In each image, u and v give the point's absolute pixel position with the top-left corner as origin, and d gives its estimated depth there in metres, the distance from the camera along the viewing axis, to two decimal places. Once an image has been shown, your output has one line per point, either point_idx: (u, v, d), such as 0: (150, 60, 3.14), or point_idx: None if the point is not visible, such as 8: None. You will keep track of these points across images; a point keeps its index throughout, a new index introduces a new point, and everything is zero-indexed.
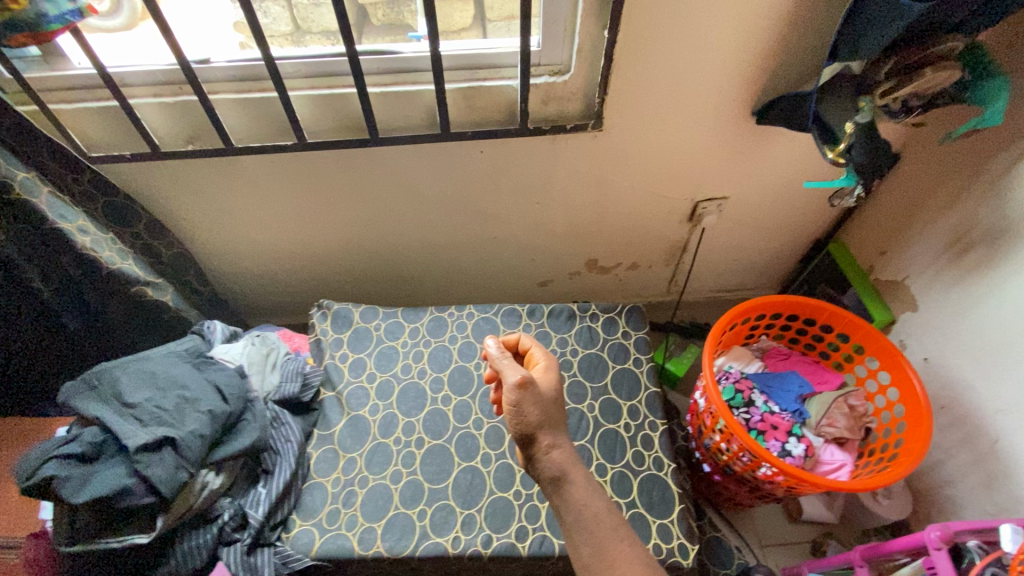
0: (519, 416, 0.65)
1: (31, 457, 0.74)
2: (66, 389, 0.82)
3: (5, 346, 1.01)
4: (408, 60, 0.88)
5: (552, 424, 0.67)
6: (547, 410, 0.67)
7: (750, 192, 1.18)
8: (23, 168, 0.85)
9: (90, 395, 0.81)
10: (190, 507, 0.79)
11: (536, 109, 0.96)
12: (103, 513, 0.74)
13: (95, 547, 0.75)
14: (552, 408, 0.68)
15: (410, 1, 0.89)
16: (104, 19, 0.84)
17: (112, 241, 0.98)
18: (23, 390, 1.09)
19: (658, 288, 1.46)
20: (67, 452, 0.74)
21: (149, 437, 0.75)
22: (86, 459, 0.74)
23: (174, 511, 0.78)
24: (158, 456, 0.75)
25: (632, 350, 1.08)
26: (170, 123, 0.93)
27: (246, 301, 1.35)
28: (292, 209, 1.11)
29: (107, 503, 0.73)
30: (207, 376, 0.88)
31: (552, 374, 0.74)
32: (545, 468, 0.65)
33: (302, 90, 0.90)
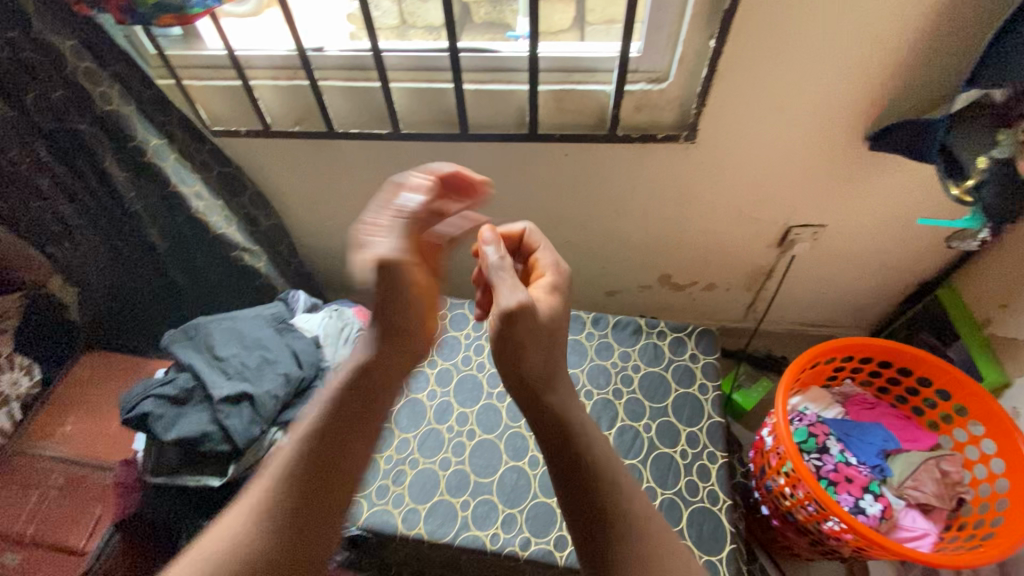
0: (503, 339, 0.62)
1: (136, 393, 0.84)
2: (167, 336, 0.92)
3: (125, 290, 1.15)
4: (506, 59, 0.89)
5: (539, 355, 0.63)
6: (536, 340, 0.63)
7: (852, 223, 1.09)
8: (156, 135, 0.94)
9: (187, 344, 0.90)
10: (259, 459, 0.86)
11: (628, 116, 0.94)
12: (188, 453, 0.83)
13: (175, 481, 0.84)
14: (543, 339, 0.64)
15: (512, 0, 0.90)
16: (236, 5, 0.92)
17: (221, 207, 1.08)
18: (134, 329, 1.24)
19: (733, 313, 1.39)
20: (162, 392, 0.83)
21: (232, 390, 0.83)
22: (178, 402, 0.83)
23: (245, 461, 0.85)
24: (236, 409, 0.83)
25: (698, 375, 1.03)
26: (283, 104, 1.01)
27: (328, 276, 1.44)
28: (380, 194, 1.17)
29: (190, 444, 0.81)
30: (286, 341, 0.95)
31: (553, 300, 0.68)
32: (539, 415, 0.62)
33: (403, 82, 0.94)
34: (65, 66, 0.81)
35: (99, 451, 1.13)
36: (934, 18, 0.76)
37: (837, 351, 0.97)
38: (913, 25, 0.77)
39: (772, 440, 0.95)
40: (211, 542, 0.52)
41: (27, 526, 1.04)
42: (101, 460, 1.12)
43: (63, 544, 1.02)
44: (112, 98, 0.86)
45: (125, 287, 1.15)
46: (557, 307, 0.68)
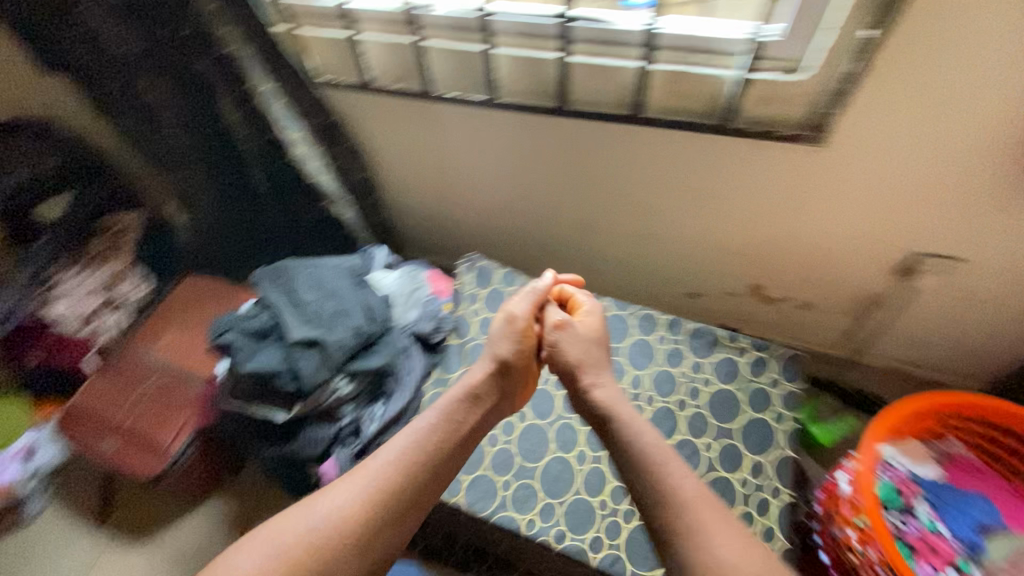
0: (560, 353, 0.84)
1: (223, 323, 0.90)
2: (258, 274, 0.98)
3: (227, 222, 1.24)
4: (618, 32, 0.81)
5: (592, 364, 0.82)
6: (588, 350, 0.84)
7: (995, 259, 0.94)
8: (267, 80, 0.98)
9: (273, 284, 0.95)
10: (321, 403, 0.91)
11: (748, 108, 0.84)
12: (260, 386, 0.89)
13: (247, 409, 0.90)
14: (594, 349, 0.84)
15: None
16: None
17: (319, 156, 1.12)
18: (230, 258, 1.34)
19: (826, 337, 1.26)
20: (247, 326, 0.88)
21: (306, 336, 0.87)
22: (258, 338, 0.89)
23: (309, 402, 0.89)
24: (308, 353, 0.87)
25: (775, 401, 0.95)
26: (387, 61, 1.00)
27: (407, 236, 1.47)
28: (469, 161, 1.15)
29: (264, 378, 0.86)
30: (360, 295, 0.98)
31: (592, 318, 0.89)
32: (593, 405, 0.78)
33: (506, 48, 0.89)
34: (191, 7, 0.86)
35: (189, 363, 1.23)
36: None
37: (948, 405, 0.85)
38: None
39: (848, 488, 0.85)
40: (341, 499, 0.65)
41: (127, 419, 1.17)
42: (188, 372, 1.22)
43: (152, 441, 1.14)
44: (230, 41, 0.91)
45: (227, 220, 1.24)
46: (595, 326, 0.88)
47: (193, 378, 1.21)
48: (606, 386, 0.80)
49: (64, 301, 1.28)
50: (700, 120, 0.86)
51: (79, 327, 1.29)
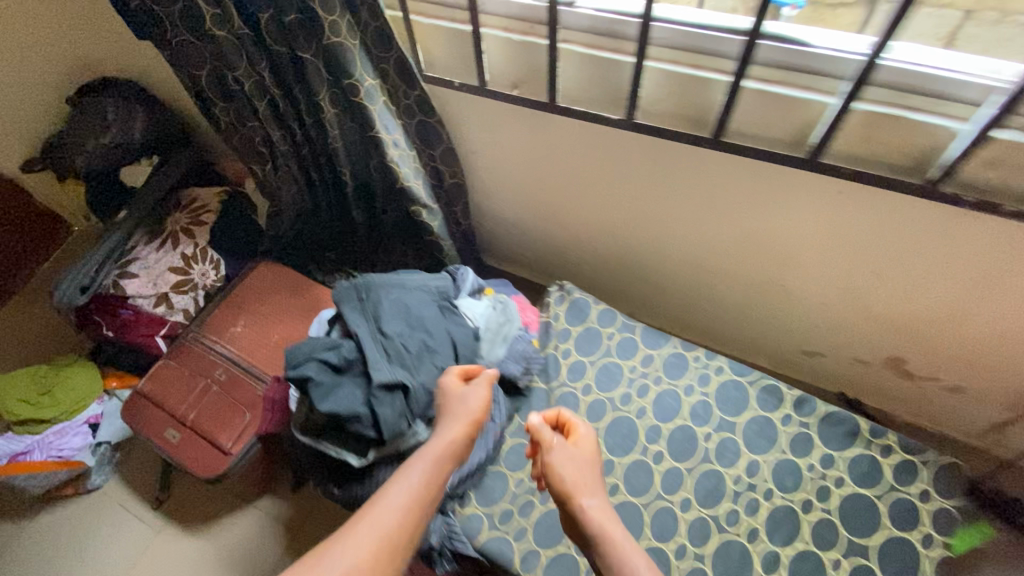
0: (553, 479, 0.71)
1: (299, 352, 0.83)
2: (337, 290, 0.88)
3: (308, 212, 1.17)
4: (819, 59, 0.65)
5: (586, 485, 0.70)
6: (582, 472, 0.71)
7: None
8: (371, 74, 0.86)
9: (356, 305, 0.85)
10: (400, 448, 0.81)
11: (969, 171, 0.66)
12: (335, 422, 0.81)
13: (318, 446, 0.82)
14: (586, 468, 0.72)
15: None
16: None
17: (414, 159, 1.01)
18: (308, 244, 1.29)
19: (969, 424, 1.07)
20: (326, 359, 0.79)
21: (390, 378, 0.77)
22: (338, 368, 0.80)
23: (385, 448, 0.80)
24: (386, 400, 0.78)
25: (925, 520, 0.79)
26: (507, 62, 0.86)
27: (490, 243, 1.35)
28: (578, 179, 1.01)
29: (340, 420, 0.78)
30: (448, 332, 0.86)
31: (581, 432, 0.77)
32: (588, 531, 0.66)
33: (662, 63, 0.74)
34: None
35: (256, 361, 1.17)
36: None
37: None
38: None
39: None
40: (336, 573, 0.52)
41: (191, 411, 1.14)
42: (254, 369, 1.16)
43: (213, 439, 1.10)
44: (340, 30, 0.78)
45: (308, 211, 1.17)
46: (582, 438, 0.76)
47: (258, 377, 1.15)
48: (599, 504, 0.68)
49: (140, 278, 1.26)
50: (898, 178, 0.69)
51: (153, 307, 1.25)
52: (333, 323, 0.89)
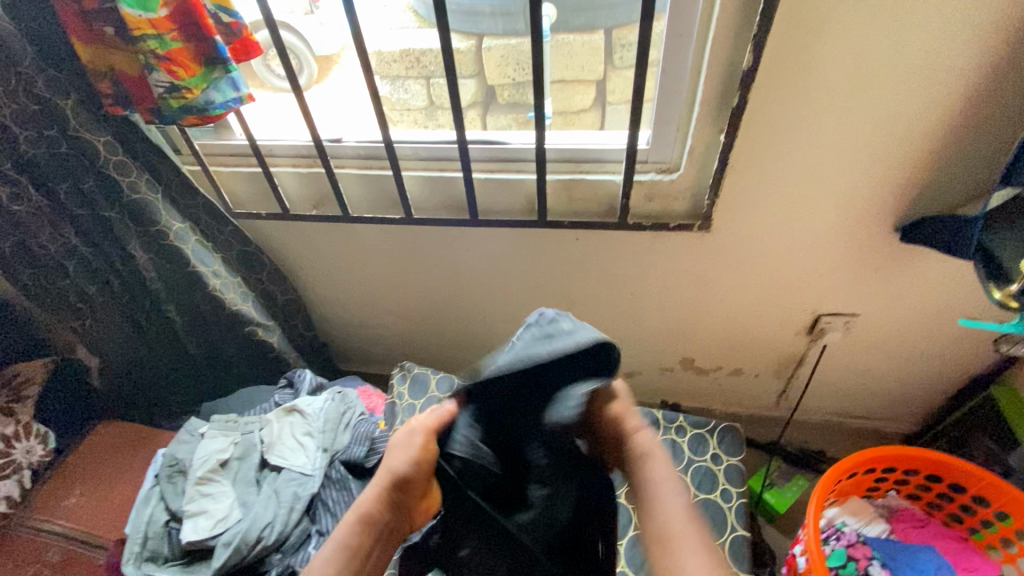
0: None
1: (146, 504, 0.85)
2: (195, 423, 0.94)
3: (139, 374, 1.15)
4: (514, 150, 0.93)
5: None
6: None
7: (887, 315, 1.01)
8: (178, 219, 0.99)
9: (218, 429, 0.94)
10: (256, 537, 0.81)
11: (638, 205, 0.92)
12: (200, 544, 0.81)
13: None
14: None
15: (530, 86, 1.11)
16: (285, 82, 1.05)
17: (238, 284, 1.11)
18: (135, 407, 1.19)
19: (764, 400, 1.28)
20: (171, 499, 0.84)
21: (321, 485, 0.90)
22: (180, 476, 0.87)
23: (234, 542, 0.80)
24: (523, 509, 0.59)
25: (720, 478, 0.94)
26: (303, 190, 1.06)
27: (342, 346, 1.45)
28: (392, 272, 1.19)
29: (269, 517, 0.84)
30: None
31: None
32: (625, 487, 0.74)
33: (415, 171, 0.98)
34: (97, 161, 0.86)
35: (99, 529, 0.98)
36: (970, 102, 0.71)
37: (874, 462, 0.87)
38: (946, 111, 0.72)
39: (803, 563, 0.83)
40: None
41: None
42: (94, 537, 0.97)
43: None
44: (139, 186, 0.91)
45: (139, 372, 1.15)
46: None
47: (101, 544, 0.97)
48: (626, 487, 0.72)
49: None
50: (600, 220, 0.95)
51: None
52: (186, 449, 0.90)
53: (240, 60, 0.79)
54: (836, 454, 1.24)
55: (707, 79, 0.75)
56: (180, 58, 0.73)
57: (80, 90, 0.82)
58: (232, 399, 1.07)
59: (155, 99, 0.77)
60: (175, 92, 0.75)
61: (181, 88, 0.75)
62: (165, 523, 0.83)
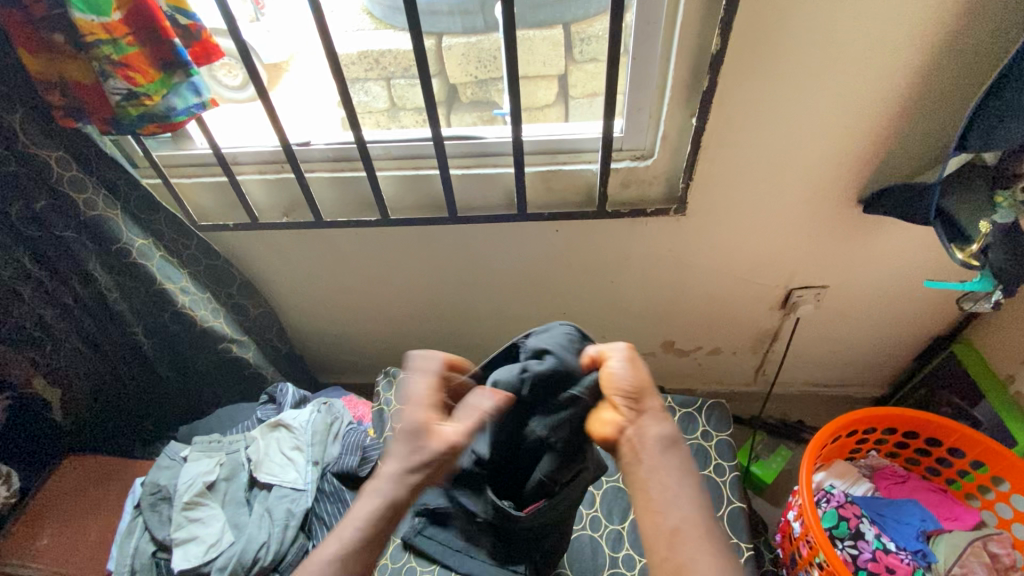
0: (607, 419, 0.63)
1: (129, 537, 0.81)
2: (174, 446, 0.90)
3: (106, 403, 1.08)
4: (490, 144, 0.92)
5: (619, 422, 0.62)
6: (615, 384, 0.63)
7: (854, 284, 1.06)
8: (141, 235, 0.94)
9: (200, 451, 0.89)
10: (252, 558, 0.78)
11: (616, 192, 0.94)
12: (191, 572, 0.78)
13: None
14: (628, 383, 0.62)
15: (496, 83, 1.11)
16: (236, 92, 1.00)
17: (208, 300, 1.06)
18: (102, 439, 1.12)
19: (742, 377, 1.32)
20: (156, 529, 0.81)
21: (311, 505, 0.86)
22: (164, 504, 0.83)
23: (229, 566, 0.77)
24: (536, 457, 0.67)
25: (713, 454, 0.96)
26: (271, 197, 1.03)
27: (320, 358, 1.41)
28: (369, 277, 1.17)
29: (261, 538, 0.80)
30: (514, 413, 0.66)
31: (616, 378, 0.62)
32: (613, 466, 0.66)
33: (390, 171, 0.97)
34: (50, 178, 0.82)
35: (73, 570, 0.91)
36: (920, 77, 0.75)
37: (857, 424, 0.91)
38: (900, 85, 0.76)
39: (799, 526, 0.86)
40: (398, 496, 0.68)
41: None
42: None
43: None
44: (98, 204, 0.87)
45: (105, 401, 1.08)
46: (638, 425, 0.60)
47: None
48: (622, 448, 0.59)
49: None
50: (579, 209, 0.96)
51: None
52: (167, 475, 0.86)
53: (201, 63, 0.76)
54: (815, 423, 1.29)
55: (678, 63, 0.77)
56: (137, 63, 0.69)
57: (27, 103, 0.77)
58: (210, 419, 1.03)
59: (111, 108, 0.73)
60: (132, 100, 0.72)
61: (140, 95, 0.72)
62: (152, 554, 0.80)
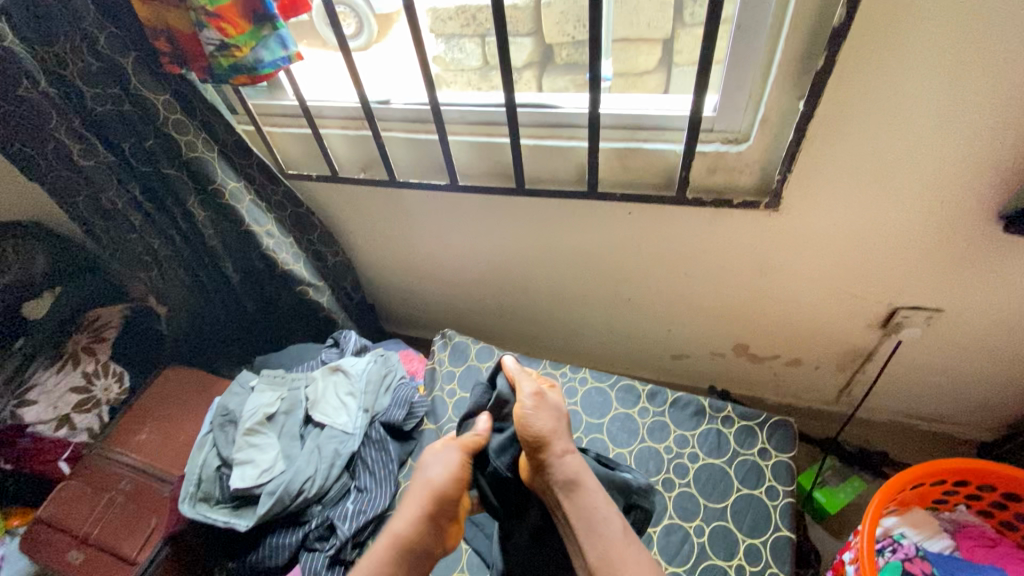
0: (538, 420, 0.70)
1: (198, 452, 0.90)
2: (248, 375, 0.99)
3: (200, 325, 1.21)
4: (566, 115, 0.87)
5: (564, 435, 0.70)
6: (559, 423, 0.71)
7: (979, 313, 0.90)
8: (234, 179, 1.01)
9: (269, 384, 0.98)
10: (297, 489, 0.85)
11: (699, 178, 0.85)
12: (247, 493, 0.85)
13: (235, 521, 0.84)
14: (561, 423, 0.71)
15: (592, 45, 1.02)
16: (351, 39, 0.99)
17: (291, 245, 1.14)
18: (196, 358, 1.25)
19: (822, 393, 1.19)
20: (222, 448, 0.89)
21: (353, 454, 0.92)
22: (232, 426, 0.92)
23: (277, 492, 0.84)
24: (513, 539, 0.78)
25: (767, 475, 0.88)
26: (352, 152, 1.06)
27: (387, 308, 1.47)
28: (436, 239, 1.18)
29: (310, 476, 0.87)
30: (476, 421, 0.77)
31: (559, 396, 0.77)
32: (557, 474, 0.67)
33: (462, 136, 0.95)
34: (157, 119, 0.89)
35: (164, 464, 1.01)
36: None
37: (946, 475, 0.79)
38: None
39: (853, 571, 0.78)
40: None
41: (94, 528, 0.95)
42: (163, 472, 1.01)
43: (118, 552, 0.92)
44: (197, 146, 0.94)
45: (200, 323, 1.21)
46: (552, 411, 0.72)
47: (167, 479, 1.00)
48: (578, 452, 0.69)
49: (37, 404, 1.05)
50: (655, 192, 0.88)
51: (53, 431, 1.04)
52: (238, 401, 0.94)
53: (288, 17, 0.77)
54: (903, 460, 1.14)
55: (788, 37, 0.66)
56: (229, 15, 0.72)
57: (137, 47, 0.84)
58: (282, 355, 1.12)
59: (206, 58, 0.77)
60: (224, 51, 0.75)
61: (231, 47, 0.75)
62: (217, 468, 0.89)
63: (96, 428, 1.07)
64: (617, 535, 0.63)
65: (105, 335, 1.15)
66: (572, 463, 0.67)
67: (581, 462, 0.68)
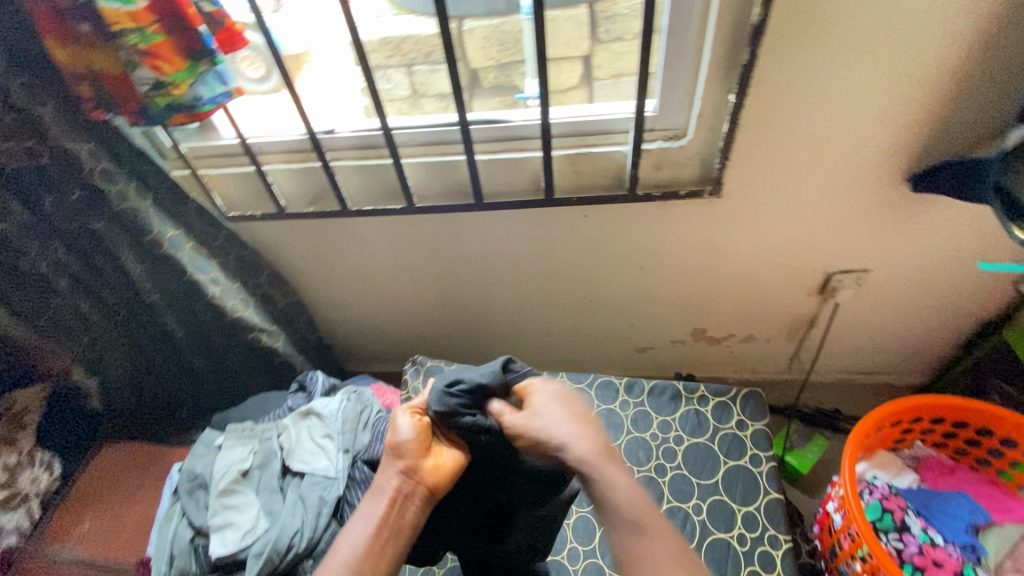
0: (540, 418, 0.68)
1: (167, 526, 0.82)
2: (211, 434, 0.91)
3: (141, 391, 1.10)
4: (517, 128, 0.90)
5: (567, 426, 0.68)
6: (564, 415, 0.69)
7: (898, 267, 1.01)
8: (172, 226, 0.96)
9: (236, 439, 0.91)
10: (286, 544, 0.79)
11: (647, 174, 0.91)
12: (230, 561, 0.78)
13: None
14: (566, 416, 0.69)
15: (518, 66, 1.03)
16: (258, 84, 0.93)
17: (238, 291, 1.08)
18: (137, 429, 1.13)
19: (776, 364, 1.28)
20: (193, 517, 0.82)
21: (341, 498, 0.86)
22: (202, 490, 0.85)
23: (264, 552, 0.77)
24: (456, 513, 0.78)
25: (748, 444, 0.93)
26: (298, 186, 1.04)
27: (346, 346, 1.42)
28: (394, 266, 1.16)
29: (298, 530, 0.80)
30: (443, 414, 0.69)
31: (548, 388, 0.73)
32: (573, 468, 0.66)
33: (415, 158, 0.96)
34: (82, 170, 0.83)
35: (115, 553, 0.92)
36: (983, 39, 0.69)
37: (901, 413, 0.87)
38: (960, 52, 0.71)
39: (840, 518, 0.83)
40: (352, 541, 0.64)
41: None
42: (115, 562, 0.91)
43: None
44: (127, 195, 0.89)
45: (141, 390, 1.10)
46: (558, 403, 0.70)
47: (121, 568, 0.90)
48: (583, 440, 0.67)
49: None
50: (609, 192, 0.93)
51: None
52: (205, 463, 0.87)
53: (225, 51, 0.74)
54: (854, 413, 1.25)
55: (714, 37, 0.73)
56: (163, 52, 0.69)
57: (56, 96, 0.77)
58: (244, 409, 1.04)
59: (139, 99, 0.73)
60: (160, 90, 0.72)
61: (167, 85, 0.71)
62: (191, 539, 0.81)
63: (27, 528, 0.92)
64: (630, 521, 0.61)
65: (26, 423, 0.94)
66: (580, 454, 0.66)
67: (587, 449, 0.66)
